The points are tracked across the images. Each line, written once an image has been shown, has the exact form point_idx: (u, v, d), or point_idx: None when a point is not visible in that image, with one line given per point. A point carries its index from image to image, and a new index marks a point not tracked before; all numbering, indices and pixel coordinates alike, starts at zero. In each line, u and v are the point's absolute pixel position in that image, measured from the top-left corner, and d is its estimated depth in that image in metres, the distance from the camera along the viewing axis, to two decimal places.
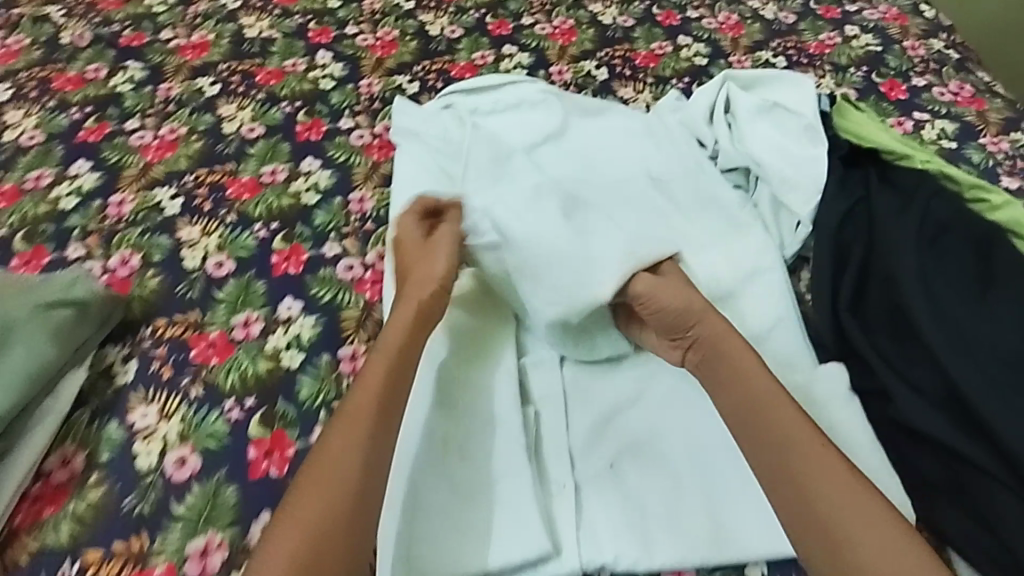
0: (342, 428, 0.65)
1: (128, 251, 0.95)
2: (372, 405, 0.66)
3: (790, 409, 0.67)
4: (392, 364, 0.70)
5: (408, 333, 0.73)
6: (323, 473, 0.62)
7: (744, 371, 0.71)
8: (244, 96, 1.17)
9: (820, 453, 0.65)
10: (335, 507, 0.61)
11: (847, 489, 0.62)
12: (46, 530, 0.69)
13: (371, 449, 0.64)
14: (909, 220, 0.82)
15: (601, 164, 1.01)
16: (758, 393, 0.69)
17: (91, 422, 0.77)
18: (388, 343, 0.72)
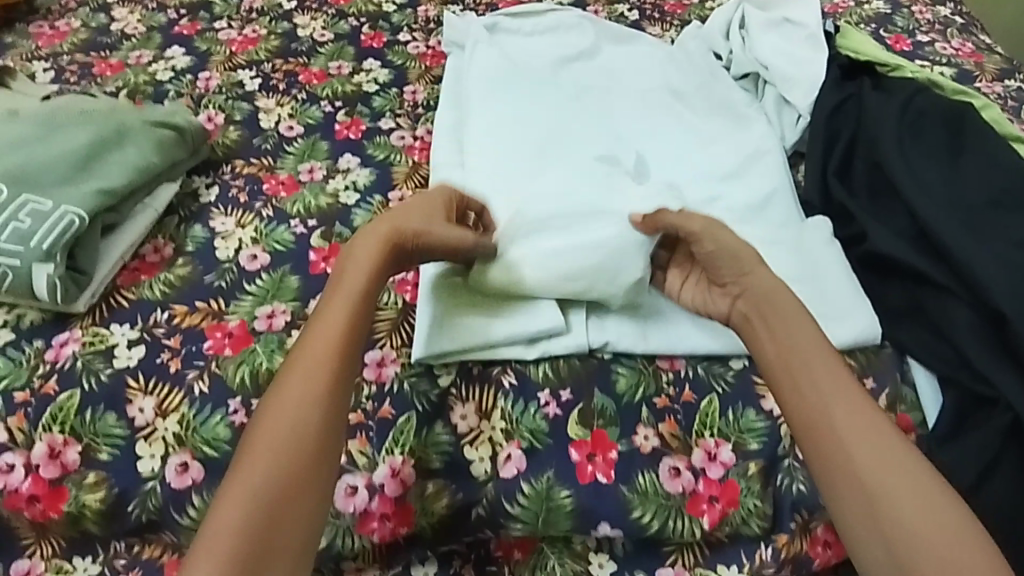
0: (299, 378, 0.65)
1: (214, 111, 1.07)
2: (328, 355, 0.66)
3: (828, 364, 0.67)
4: (354, 311, 0.69)
5: (369, 277, 0.72)
6: (281, 425, 0.63)
7: (785, 324, 0.70)
8: (317, 11, 1.29)
9: (857, 407, 0.65)
10: (297, 458, 0.62)
11: (880, 442, 0.63)
12: (142, 288, 0.82)
13: (331, 400, 0.65)
14: (894, 105, 0.94)
15: (625, 77, 1.11)
16: (795, 347, 0.69)
17: (180, 224, 0.90)
18: (352, 286, 0.71)
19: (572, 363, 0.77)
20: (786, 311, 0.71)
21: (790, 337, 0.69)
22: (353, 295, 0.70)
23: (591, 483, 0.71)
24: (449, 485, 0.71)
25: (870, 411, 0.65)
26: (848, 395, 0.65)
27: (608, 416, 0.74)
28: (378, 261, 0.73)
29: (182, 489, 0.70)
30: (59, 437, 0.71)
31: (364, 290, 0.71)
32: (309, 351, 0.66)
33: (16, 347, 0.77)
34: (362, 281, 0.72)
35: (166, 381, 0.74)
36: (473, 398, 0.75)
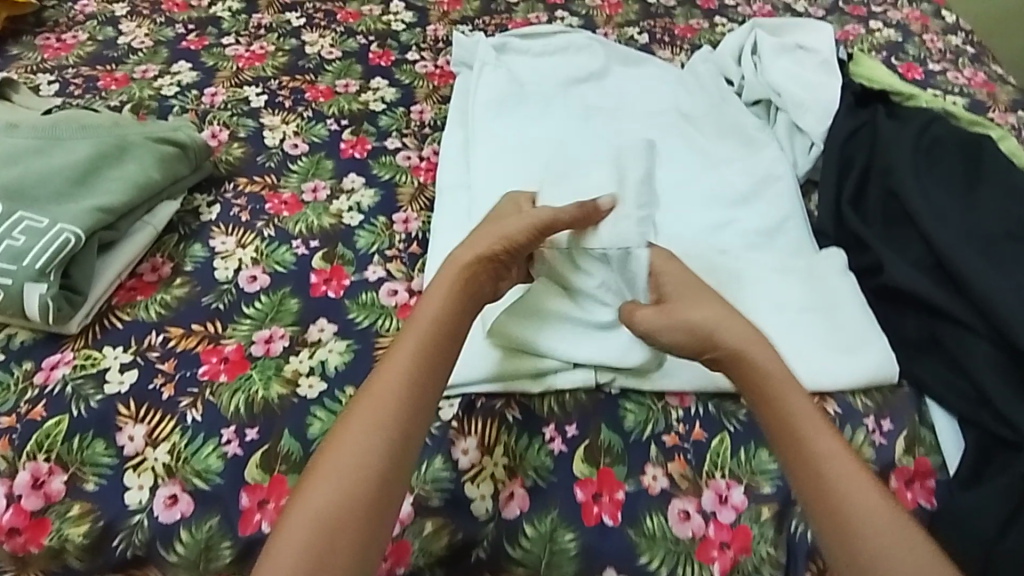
0: (366, 411, 0.64)
1: (218, 127, 1.06)
2: (399, 388, 0.65)
3: (827, 437, 0.65)
4: (426, 343, 0.68)
5: (445, 302, 0.70)
6: (345, 459, 0.62)
7: (784, 389, 0.67)
8: (326, 28, 1.27)
9: (859, 484, 0.62)
10: (354, 497, 0.60)
11: (887, 520, 0.60)
12: (138, 309, 0.80)
13: (394, 438, 0.63)
14: (910, 132, 0.92)
15: (636, 98, 1.09)
16: (796, 418, 0.66)
17: (179, 243, 0.88)
18: (426, 314, 0.69)
19: (579, 396, 0.75)
20: (783, 377, 0.68)
21: (786, 403, 0.67)
22: (425, 327, 0.68)
23: (597, 524, 0.68)
24: (449, 523, 0.68)
25: (874, 489, 0.62)
26: (849, 468, 0.63)
27: (616, 453, 0.71)
28: (456, 285, 0.71)
29: (169, 523, 0.67)
30: (44, 466, 0.69)
31: (436, 319, 0.69)
32: (382, 376, 0.66)
33: (5, 367, 0.74)
34: (440, 306, 0.70)
35: (157, 408, 0.72)
36: (475, 432, 0.72)
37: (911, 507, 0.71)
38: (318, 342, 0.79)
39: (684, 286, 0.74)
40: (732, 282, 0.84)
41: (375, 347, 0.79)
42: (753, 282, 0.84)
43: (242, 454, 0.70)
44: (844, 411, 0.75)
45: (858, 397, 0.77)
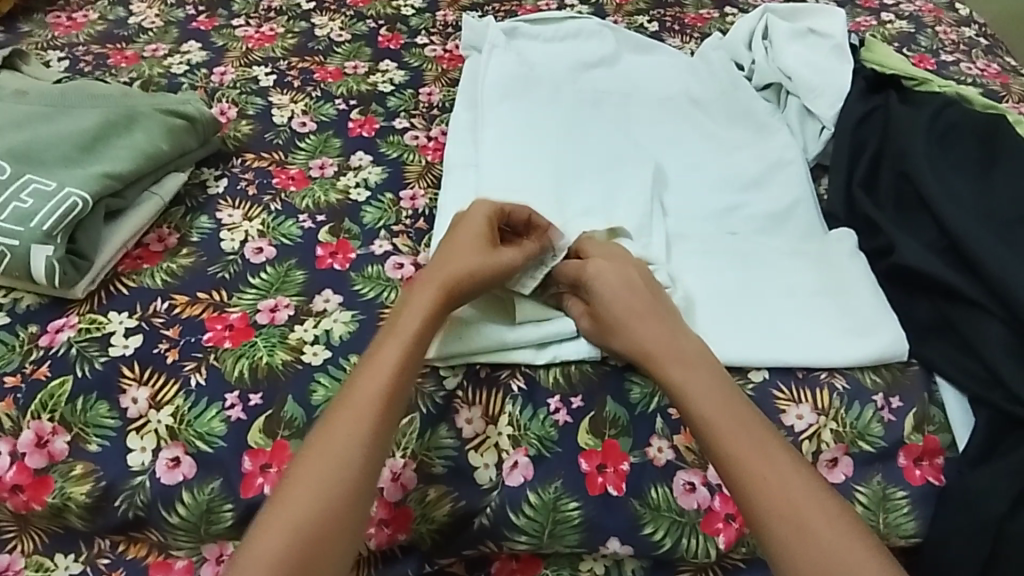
0: (346, 418, 0.62)
1: (227, 104, 1.06)
2: (379, 394, 0.63)
3: (738, 428, 0.63)
4: (408, 349, 0.66)
5: (425, 319, 0.68)
6: (325, 465, 0.60)
7: (694, 385, 0.66)
8: (336, 12, 1.28)
9: (770, 472, 0.61)
10: (334, 501, 0.59)
11: (797, 506, 0.60)
12: (143, 276, 0.80)
13: (375, 443, 0.62)
14: (924, 116, 0.91)
15: (646, 84, 1.09)
16: (706, 415, 0.64)
17: (186, 214, 0.88)
18: (407, 324, 0.68)
19: (585, 368, 0.74)
20: (693, 370, 0.67)
21: (691, 398, 0.65)
22: (407, 337, 0.67)
23: (601, 494, 0.68)
24: (452, 491, 0.68)
25: (786, 475, 0.61)
26: (761, 456, 0.62)
27: (621, 425, 0.70)
28: (436, 303, 0.69)
29: (171, 484, 0.67)
30: (48, 425, 0.69)
31: (417, 330, 0.67)
32: (363, 383, 0.64)
33: (10, 329, 0.74)
34: (420, 319, 0.68)
35: (161, 372, 0.71)
36: (480, 402, 0.71)
37: (919, 484, 0.71)
38: (323, 312, 0.78)
39: (616, 281, 0.73)
40: (739, 261, 0.84)
41: (380, 318, 0.78)
42: (761, 262, 0.84)
43: (245, 419, 0.69)
44: (853, 389, 0.74)
45: (867, 374, 0.76)
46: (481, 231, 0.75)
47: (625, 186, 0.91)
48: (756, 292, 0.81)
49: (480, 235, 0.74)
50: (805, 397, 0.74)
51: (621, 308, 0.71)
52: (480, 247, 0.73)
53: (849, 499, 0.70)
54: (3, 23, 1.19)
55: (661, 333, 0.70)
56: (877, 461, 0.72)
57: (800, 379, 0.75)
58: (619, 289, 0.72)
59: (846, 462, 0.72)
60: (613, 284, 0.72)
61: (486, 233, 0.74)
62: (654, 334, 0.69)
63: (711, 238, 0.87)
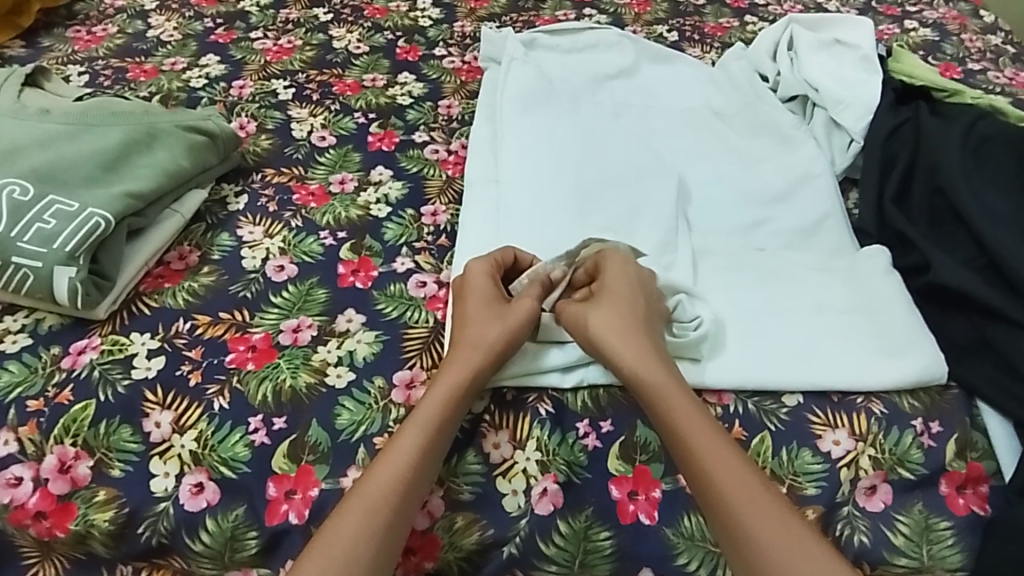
0: (361, 508, 0.60)
1: (246, 118, 1.04)
2: (393, 486, 0.61)
3: (730, 461, 0.63)
4: (428, 440, 0.64)
5: (448, 404, 0.66)
6: (331, 558, 0.58)
7: (681, 415, 0.65)
8: (353, 24, 1.26)
9: (764, 505, 0.60)
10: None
11: (782, 529, 0.59)
12: (165, 295, 0.79)
13: (384, 541, 0.60)
14: (958, 129, 0.89)
15: (668, 96, 1.07)
16: (698, 447, 0.63)
17: (207, 232, 0.87)
18: (429, 411, 0.65)
19: (613, 392, 0.72)
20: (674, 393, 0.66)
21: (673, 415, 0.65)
22: (427, 425, 0.65)
23: (633, 523, 0.66)
24: (480, 519, 0.66)
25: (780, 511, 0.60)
26: (754, 492, 0.61)
27: (652, 451, 0.69)
28: (463, 385, 0.67)
29: (194, 511, 0.66)
30: (70, 450, 0.68)
31: (438, 419, 0.65)
32: (380, 473, 0.62)
33: (32, 351, 0.74)
34: (438, 410, 0.65)
35: (184, 395, 0.71)
36: (507, 425, 0.70)
37: (964, 513, 0.69)
38: (346, 332, 0.77)
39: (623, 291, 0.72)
40: (769, 279, 0.82)
41: (404, 339, 0.77)
42: (791, 280, 0.82)
43: (270, 444, 0.68)
44: (890, 413, 0.72)
45: (905, 398, 0.74)
46: (490, 292, 0.73)
47: (650, 202, 0.89)
48: (785, 311, 0.79)
49: (490, 295, 0.73)
50: (841, 421, 0.72)
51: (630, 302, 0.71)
52: (495, 309, 0.72)
53: (890, 528, 0.68)
54: (23, 38, 1.19)
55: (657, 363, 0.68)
56: (917, 489, 0.70)
57: (835, 403, 0.73)
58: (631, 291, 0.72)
59: (885, 489, 0.70)
60: (622, 278, 0.73)
61: (497, 294, 0.73)
62: (650, 368, 0.67)
63: (738, 254, 0.85)
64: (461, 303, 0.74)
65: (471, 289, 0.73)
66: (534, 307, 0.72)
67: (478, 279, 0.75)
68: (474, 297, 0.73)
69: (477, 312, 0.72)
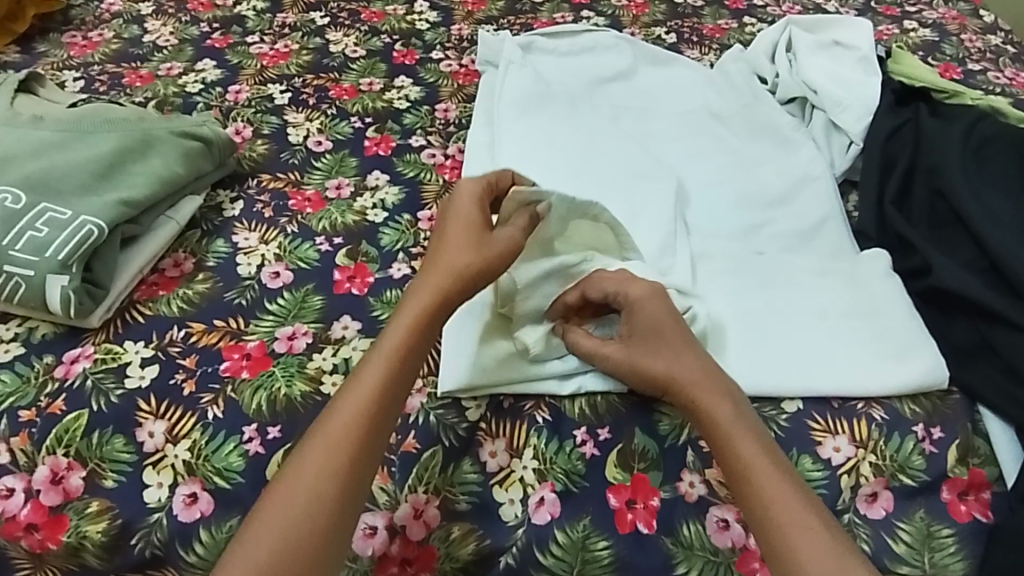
0: (324, 440, 0.60)
1: (242, 123, 1.04)
2: (356, 419, 0.61)
3: (772, 470, 0.61)
4: (391, 370, 0.64)
5: (411, 330, 0.66)
6: (297, 493, 0.58)
7: (726, 419, 0.64)
8: (350, 27, 1.25)
9: (799, 513, 0.59)
10: (301, 537, 0.56)
11: (816, 537, 0.57)
12: (159, 303, 0.79)
13: (349, 474, 0.59)
14: (958, 130, 0.88)
15: (666, 98, 1.06)
16: (741, 453, 0.62)
17: (202, 238, 0.86)
18: (391, 341, 0.66)
19: (611, 400, 0.71)
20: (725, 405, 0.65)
21: (723, 419, 0.64)
22: (389, 355, 0.65)
23: (632, 532, 0.66)
24: (477, 529, 0.66)
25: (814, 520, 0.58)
26: (796, 508, 0.59)
27: (651, 459, 0.68)
28: (426, 309, 0.67)
29: (188, 523, 0.66)
30: (63, 461, 0.67)
31: (401, 348, 0.65)
32: (343, 401, 0.62)
33: (25, 360, 0.73)
34: (400, 338, 0.66)
35: (178, 404, 0.70)
36: (504, 433, 0.69)
37: (966, 520, 0.68)
38: (342, 340, 0.76)
39: (655, 330, 0.68)
40: (769, 283, 0.82)
41: None
42: (791, 284, 0.82)
43: (264, 453, 0.68)
44: (891, 419, 0.72)
45: (906, 404, 0.73)
46: (474, 218, 0.72)
47: (648, 205, 0.88)
48: (784, 315, 0.79)
49: (473, 220, 0.72)
50: (841, 428, 0.71)
51: (658, 332, 0.68)
52: (473, 235, 0.71)
53: (891, 536, 0.68)
54: (19, 44, 1.18)
55: (708, 372, 0.67)
56: (919, 495, 0.69)
57: (836, 409, 0.72)
58: (664, 308, 0.69)
59: (886, 496, 0.69)
60: (648, 303, 0.69)
61: (477, 217, 0.73)
62: (704, 379, 0.66)
63: (737, 258, 0.84)
64: (443, 222, 0.73)
65: (455, 207, 0.73)
66: (515, 240, 0.71)
67: (463, 199, 0.74)
68: (455, 217, 0.73)
69: (456, 233, 0.72)
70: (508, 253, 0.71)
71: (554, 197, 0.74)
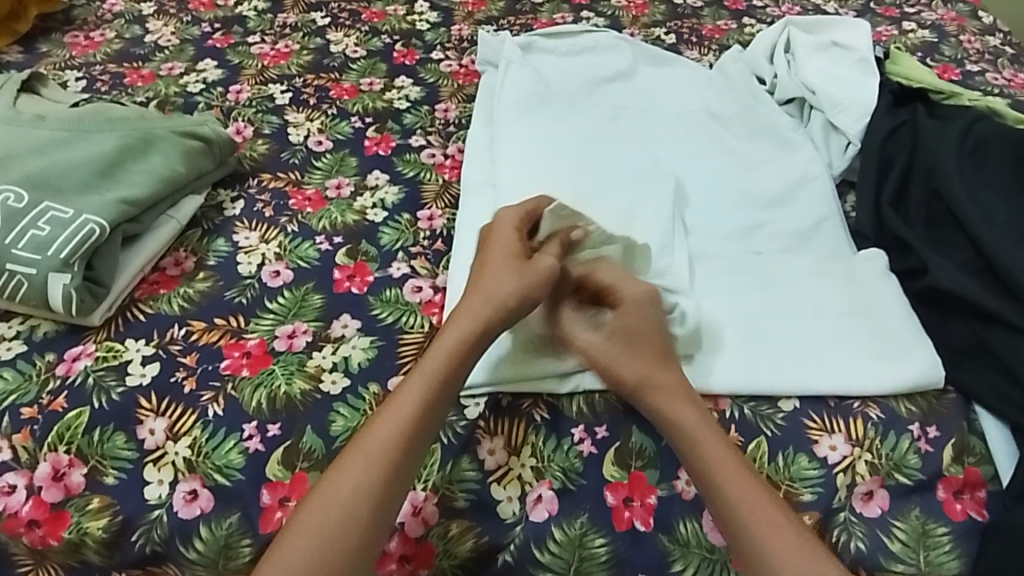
0: (361, 457, 0.61)
1: (243, 123, 1.04)
2: (395, 440, 0.62)
3: (744, 477, 0.63)
4: (431, 392, 0.64)
5: (453, 355, 0.66)
6: (333, 509, 0.59)
7: (695, 428, 0.65)
8: (350, 28, 1.26)
9: (774, 518, 0.61)
10: (335, 555, 0.58)
11: (786, 540, 0.60)
12: (160, 302, 0.79)
13: (384, 494, 0.61)
14: (955, 131, 0.88)
15: (665, 98, 1.07)
16: (714, 463, 0.63)
17: (203, 237, 0.87)
18: (433, 361, 0.66)
19: (609, 398, 0.71)
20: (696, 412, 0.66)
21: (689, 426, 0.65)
22: (431, 377, 0.65)
23: (628, 530, 0.66)
24: (475, 526, 0.66)
25: (787, 523, 0.61)
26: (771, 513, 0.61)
27: (648, 457, 0.69)
28: (469, 336, 0.67)
29: (189, 519, 0.66)
30: (64, 458, 0.68)
31: (443, 371, 0.66)
32: (382, 421, 0.63)
33: (27, 358, 0.74)
34: (444, 360, 0.66)
35: (178, 402, 0.71)
36: (502, 431, 0.69)
37: (961, 519, 0.69)
38: (341, 338, 0.77)
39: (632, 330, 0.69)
40: (767, 283, 0.82)
41: (399, 345, 0.76)
42: (788, 284, 0.82)
43: (264, 451, 0.68)
44: (887, 418, 0.72)
45: (902, 403, 0.73)
46: (513, 246, 0.73)
47: (647, 204, 0.89)
48: (781, 315, 0.79)
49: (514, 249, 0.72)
50: (838, 427, 0.72)
51: (644, 335, 0.69)
52: (515, 262, 0.71)
53: (886, 534, 0.68)
54: (21, 44, 1.19)
55: (674, 390, 0.68)
56: (914, 494, 0.70)
57: (832, 408, 0.73)
58: (650, 314, 0.70)
59: (881, 494, 0.69)
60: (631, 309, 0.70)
61: (518, 245, 0.73)
62: (674, 391, 0.67)
63: (734, 258, 0.85)
64: (483, 248, 0.74)
65: (496, 234, 0.73)
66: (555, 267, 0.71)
67: (504, 226, 0.74)
68: (495, 243, 0.73)
69: (498, 260, 0.71)
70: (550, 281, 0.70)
71: (591, 224, 0.75)
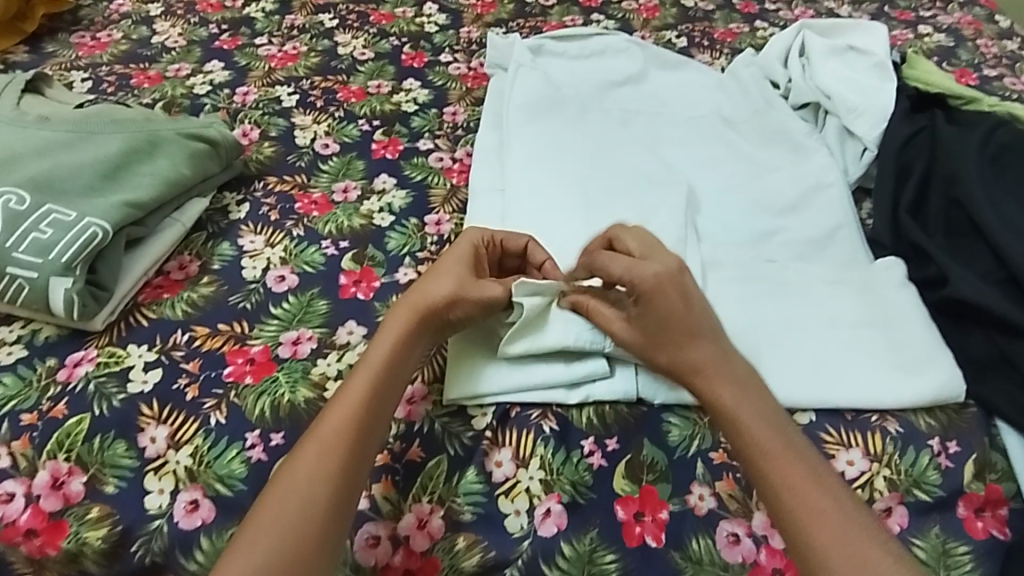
0: (313, 447, 0.61)
1: (249, 125, 1.03)
2: (346, 429, 0.61)
3: (771, 431, 0.63)
4: (377, 382, 0.64)
5: (395, 352, 0.66)
6: (291, 497, 0.58)
7: (747, 411, 0.64)
8: (359, 30, 1.24)
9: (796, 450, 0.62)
10: (302, 538, 0.57)
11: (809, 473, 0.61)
12: (164, 306, 0.78)
13: (341, 481, 0.60)
14: (976, 137, 0.86)
15: (677, 103, 1.05)
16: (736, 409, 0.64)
17: (207, 241, 0.86)
18: (374, 358, 0.66)
19: (619, 410, 0.70)
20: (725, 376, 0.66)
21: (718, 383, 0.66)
22: (374, 368, 0.65)
23: (639, 545, 0.64)
24: (481, 540, 0.64)
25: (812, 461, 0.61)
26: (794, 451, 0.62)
27: (659, 470, 0.67)
28: (407, 335, 0.67)
29: (189, 530, 0.65)
30: (63, 466, 0.67)
31: (388, 362, 0.66)
32: (329, 410, 0.63)
33: (27, 363, 0.72)
34: (386, 355, 0.66)
35: (180, 410, 0.69)
36: (510, 443, 0.68)
37: (983, 537, 0.67)
38: (346, 346, 0.76)
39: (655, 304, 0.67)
40: (782, 292, 0.80)
41: None
42: (802, 293, 0.80)
43: (267, 460, 0.67)
44: (906, 432, 0.70)
45: (921, 417, 0.72)
46: (467, 261, 0.72)
47: (659, 211, 0.87)
48: (795, 326, 0.77)
49: (467, 263, 0.72)
50: (855, 441, 0.70)
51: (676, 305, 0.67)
52: (457, 273, 0.70)
53: (906, 553, 0.66)
54: (27, 44, 1.18)
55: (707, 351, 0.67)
56: (934, 511, 0.68)
57: (849, 422, 0.71)
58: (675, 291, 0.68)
59: (901, 511, 0.67)
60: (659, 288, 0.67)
61: (470, 263, 0.72)
62: (706, 351, 0.67)
63: (749, 265, 0.83)
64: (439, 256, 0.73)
65: (453, 248, 0.73)
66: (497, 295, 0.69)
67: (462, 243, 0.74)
68: (453, 255, 0.72)
69: (441, 270, 0.71)
70: (480, 307, 0.69)
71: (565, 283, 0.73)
